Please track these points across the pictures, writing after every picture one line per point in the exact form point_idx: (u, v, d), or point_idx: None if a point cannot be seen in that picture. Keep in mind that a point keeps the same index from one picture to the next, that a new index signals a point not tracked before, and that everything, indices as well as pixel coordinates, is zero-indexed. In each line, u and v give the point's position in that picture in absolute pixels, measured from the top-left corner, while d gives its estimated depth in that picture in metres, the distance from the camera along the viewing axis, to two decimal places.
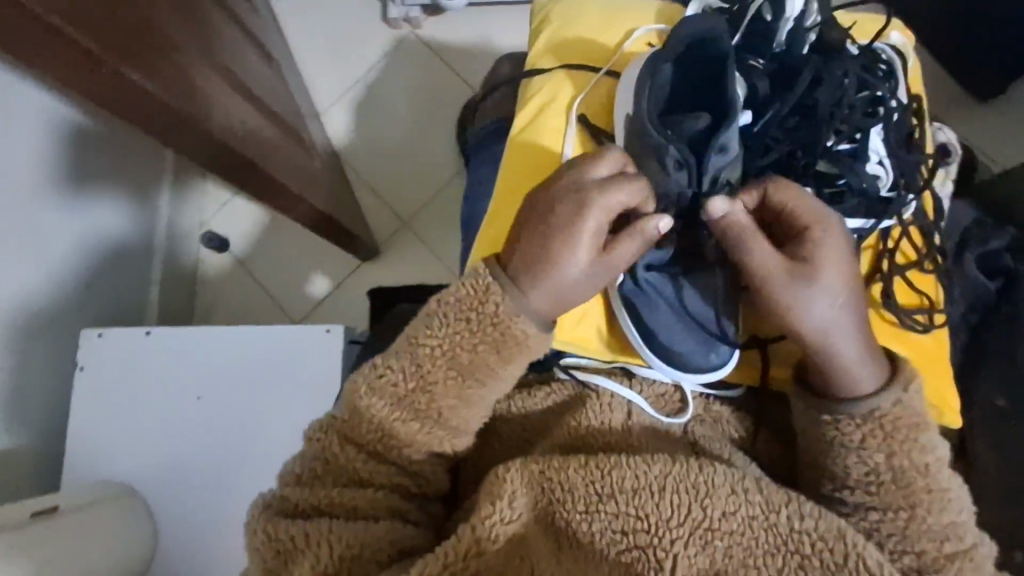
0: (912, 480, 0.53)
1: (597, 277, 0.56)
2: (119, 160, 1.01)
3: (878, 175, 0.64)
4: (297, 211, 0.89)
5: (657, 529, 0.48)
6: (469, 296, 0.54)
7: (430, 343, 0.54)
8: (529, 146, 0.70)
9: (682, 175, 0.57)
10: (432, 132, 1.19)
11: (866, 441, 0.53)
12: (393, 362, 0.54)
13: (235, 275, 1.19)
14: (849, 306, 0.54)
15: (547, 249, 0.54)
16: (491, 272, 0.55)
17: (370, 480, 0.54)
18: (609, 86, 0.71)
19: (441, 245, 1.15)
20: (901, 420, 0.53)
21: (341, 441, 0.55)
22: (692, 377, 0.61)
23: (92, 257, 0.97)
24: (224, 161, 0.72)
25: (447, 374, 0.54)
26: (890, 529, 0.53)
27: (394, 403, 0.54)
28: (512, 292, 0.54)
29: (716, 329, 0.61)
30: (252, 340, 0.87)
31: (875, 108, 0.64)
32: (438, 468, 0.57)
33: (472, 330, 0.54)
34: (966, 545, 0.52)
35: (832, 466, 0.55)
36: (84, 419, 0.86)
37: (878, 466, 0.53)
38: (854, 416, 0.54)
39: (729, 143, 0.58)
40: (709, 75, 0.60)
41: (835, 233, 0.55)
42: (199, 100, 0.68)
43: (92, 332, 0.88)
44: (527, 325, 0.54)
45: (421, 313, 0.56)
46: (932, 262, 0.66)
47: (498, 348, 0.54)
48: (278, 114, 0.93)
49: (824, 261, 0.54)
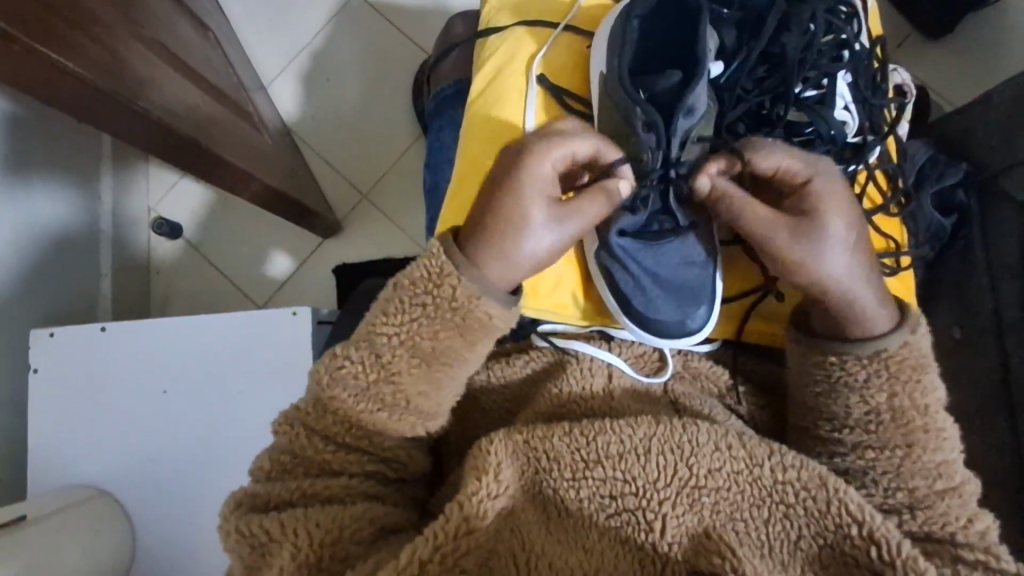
0: (911, 418, 0.53)
1: (556, 234, 0.54)
2: (54, 149, 0.95)
3: (844, 121, 0.63)
4: (251, 189, 0.85)
5: (645, 493, 0.48)
6: (424, 280, 0.52)
7: (388, 330, 0.52)
8: (490, 112, 0.67)
9: (650, 136, 0.56)
10: (388, 101, 1.14)
11: (871, 379, 0.54)
12: (353, 352, 0.52)
13: (190, 260, 1.14)
14: (852, 250, 0.54)
15: (500, 210, 0.52)
16: (445, 250, 0.52)
17: (343, 469, 0.53)
18: (569, 42, 0.69)
19: (404, 216, 1.12)
20: (905, 361, 0.53)
21: (309, 434, 0.53)
22: (670, 343, 0.60)
23: (37, 250, 0.91)
24: (166, 144, 0.68)
25: (410, 363, 0.52)
26: (885, 466, 0.53)
27: (358, 394, 0.52)
28: (471, 269, 0.52)
29: (690, 292, 0.61)
30: (211, 329, 0.83)
31: (842, 53, 0.63)
32: (416, 452, 0.56)
33: (432, 316, 0.52)
34: (955, 482, 0.53)
35: (833, 406, 0.55)
36: (45, 418, 0.83)
37: (880, 405, 0.53)
38: (861, 357, 0.54)
39: (694, 105, 0.56)
40: (677, 35, 0.59)
41: (832, 182, 0.55)
42: (129, 80, 0.63)
43: (42, 332, 0.83)
44: (489, 304, 0.52)
45: (380, 299, 0.53)
46: (897, 206, 0.67)
47: (462, 333, 0.52)
48: (220, 89, 0.88)
49: (822, 213, 0.54)
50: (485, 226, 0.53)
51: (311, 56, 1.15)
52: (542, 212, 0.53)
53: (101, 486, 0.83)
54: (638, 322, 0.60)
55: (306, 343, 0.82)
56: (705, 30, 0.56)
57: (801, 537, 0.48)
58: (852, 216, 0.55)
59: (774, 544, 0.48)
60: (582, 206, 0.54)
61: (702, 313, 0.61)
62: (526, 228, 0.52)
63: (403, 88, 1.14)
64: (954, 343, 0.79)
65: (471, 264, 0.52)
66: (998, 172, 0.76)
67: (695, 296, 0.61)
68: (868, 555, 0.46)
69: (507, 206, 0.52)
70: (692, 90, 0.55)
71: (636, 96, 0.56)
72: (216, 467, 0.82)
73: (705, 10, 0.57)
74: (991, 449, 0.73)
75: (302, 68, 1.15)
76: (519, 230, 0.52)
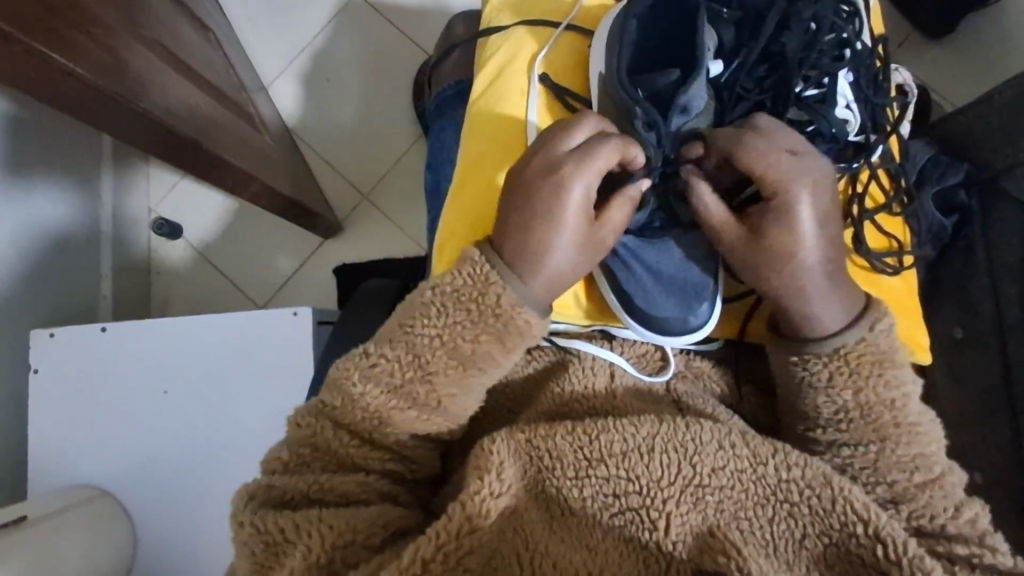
0: (879, 414, 0.53)
1: (594, 245, 0.55)
2: (54, 150, 0.95)
3: (846, 120, 0.63)
4: (252, 190, 0.85)
5: (648, 491, 0.48)
6: (468, 285, 0.52)
7: (430, 332, 0.52)
8: (492, 110, 0.67)
9: (651, 135, 0.57)
10: (388, 101, 1.14)
11: (834, 378, 0.53)
12: (387, 351, 0.52)
13: (190, 261, 1.14)
14: (814, 253, 0.52)
15: (542, 226, 0.52)
16: (491, 263, 0.53)
17: (363, 465, 0.53)
18: (571, 42, 0.69)
19: (406, 217, 1.12)
20: (865, 357, 0.53)
21: (332, 427, 0.53)
22: (670, 339, 0.60)
23: (38, 250, 0.91)
24: (166, 144, 0.68)
25: (449, 364, 0.52)
26: (862, 463, 0.53)
27: (391, 391, 0.52)
28: (513, 281, 0.52)
29: (693, 288, 0.60)
30: (212, 329, 0.83)
31: (843, 52, 0.63)
32: (432, 452, 0.56)
33: (474, 319, 0.52)
34: (935, 474, 0.52)
35: (803, 406, 0.55)
36: (44, 420, 0.83)
37: (847, 404, 0.53)
38: (821, 356, 0.54)
39: (691, 102, 0.57)
40: (676, 34, 0.60)
41: (802, 185, 0.52)
42: (129, 79, 0.63)
43: (42, 333, 0.82)
44: (529, 314, 0.53)
45: (417, 300, 0.54)
46: (900, 205, 0.67)
47: (501, 338, 0.53)
48: (220, 89, 0.88)
49: (783, 216, 0.52)
50: (528, 238, 0.52)
51: (311, 57, 1.15)
52: (581, 227, 0.53)
53: (101, 487, 0.83)
54: (641, 321, 0.60)
55: (307, 343, 0.82)
56: (703, 27, 0.56)
57: (806, 536, 0.48)
58: (822, 216, 0.52)
59: (779, 543, 0.48)
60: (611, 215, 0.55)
61: (704, 310, 0.60)
62: (568, 244, 0.53)
63: (403, 88, 1.14)
64: (955, 343, 0.79)
65: (512, 275, 0.52)
66: (998, 172, 0.75)
67: (698, 292, 0.60)
68: (873, 554, 0.46)
69: (552, 222, 0.52)
70: (687, 89, 0.55)
71: (636, 96, 0.56)
72: (217, 467, 0.82)
73: (702, 10, 0.57)
74: (993, 449, 0.73)
75: (302, 69, 1.15)
76: (562, 243, 0.53)
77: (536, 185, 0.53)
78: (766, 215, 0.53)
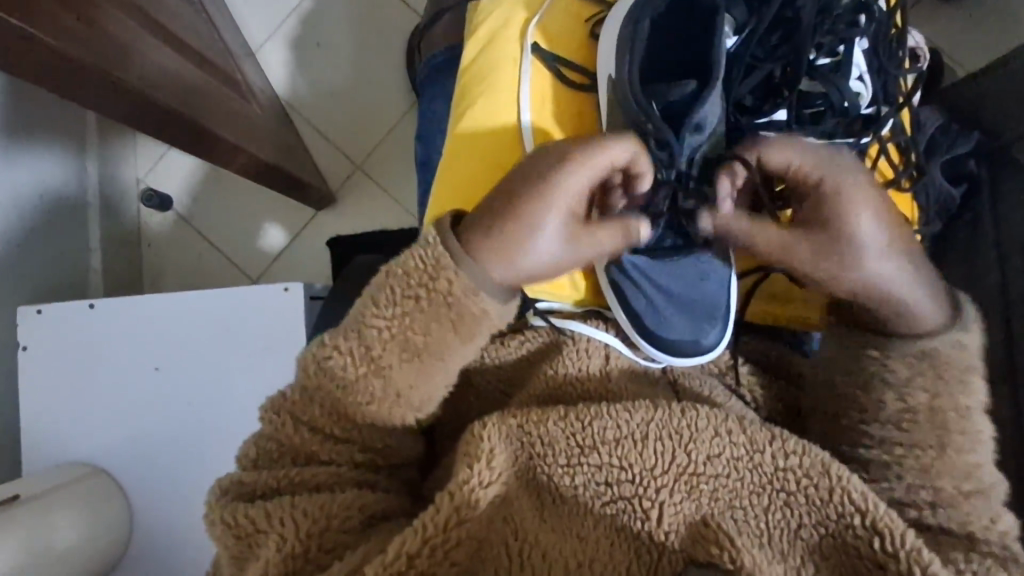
0: (949, 420, 0.50)
1: (564, 248, 0.50)
2: (41, 120, 0.93)
3: (858, 92, 0.60)
4: (239, 162, 0.82)
5: (641, 480, 0.47)
6: (419, 269, 0.49)
7: (380, 323, 0.50)
8: (483, 79, 0.64)
9: (662, 153, 0.54)
10: (380, 68, 1.10)
11: (913, 378, 0.51)
12: (341, 342, 0.50)
13: (179, 233, 1.12)
14: (889, 254, 0.50)
15: (509, 212, 0.49)
16: (445, 241, 0.50)
17: (331, 459, 0.52)
18: (568, 7, 0.65)
19: (398, 190, 1.09)
20: (949, 362, 0.51)
21: (294, 422, 0.51)
22: (679, 360, 0.57)
23: (27, 223, 0.89)
24: (147, 115, 0.66)
25: (401, 356, 0.50)
26: (912, 464, 0.51)
27: (349, 389, 0.50)
28: (472, 263, 0.49)
29: (701, 312, 0.58)
30: (200, 306, 0.81)
31: (860, 16, 0.59)
32: (406, 438, 0.55)
33: (424, 308, 0.50)
34: (984, 486, 0.50)
35: (866, 397, 0.53)
36: (34, 397, 0.82)
37: (918, 404, 0.51)
38: (905, 355, 0.52)
39: (705, 121, 0.54)
40: (692, 33, 0.56)
41: (853, 189, 0.49)
42: (103, 46, 0.60)
43: (30, 309, 0.81)
44: (486, 301, 0.50)
45: (370, 287, 0.51)
46: (910, 180, 0.65)
47: (456, 327, 0.50)
48: (206, 56, 0.85)
49: (849, 212, 0.49)
50: (490, 218, 0.49)
51: (301, 21, 1.10)
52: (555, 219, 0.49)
53: (94, 464, 0.82)
54: (645, 339, 0.57)
55: (297, 319, 0.80)
56: (722, 35, 0.53)
57: (802, 526, 0.47)
58: (881, 206, 0.50)
59: (773, 533, 0.47)
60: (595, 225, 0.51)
61: (712, 335, 0.58)
62: (536, 238, 0.49)
63: (395, 53, 1.10)
64: None
65: (468, 256, 0.49)
66: (1011, 142, 0.73)
67: (705, 317, 0.58)
68: (870, 546, 0.45)
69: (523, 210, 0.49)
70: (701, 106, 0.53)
71: (649, 110, 0.54)
72: (208, 446, 0.81)
73: (723, 16, 0.54)
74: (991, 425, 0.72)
75: (292, 33, 1.10)
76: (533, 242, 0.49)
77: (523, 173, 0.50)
78: (828, 214, 0.49)
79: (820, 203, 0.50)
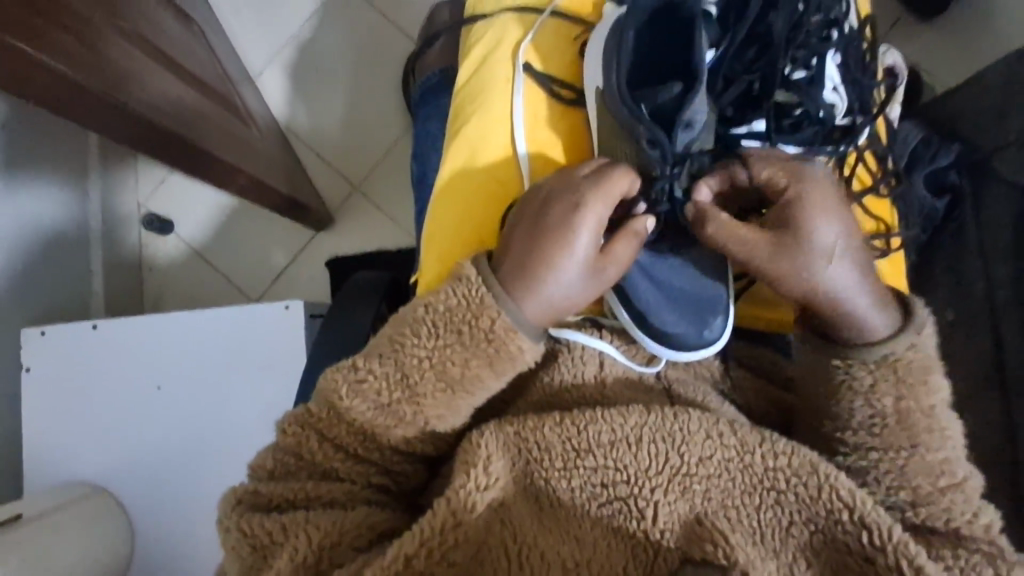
0: (915, 421, 0.52)
1: (591, 280, 0.53)
2: (45, 149, 0.95)
3: (833, 103, 0.63)
4: (238, 183, 0.84)
5: (636, 481, 0.48)
6: (462, 306, 0.52)
7: (420, 353, 0.51)
8: (478, 96, 0.67)
9: (654, 152, 0.55)
10: (376, 90, 1.13)
11: (876, 385, 0.52)
12: (375, 366, 0.51)
13: (181, 255, 1.13)
14: (846, 253, 0.52)
15: (541, 253, 0.51)
16: (484, 279, 0.52)
17: (348, 476, 0.53)
18: (557, 28, 0.68)
19: (394, 207, 1.12)
20: (912, 364, 0.52)
21: (318, 438, 0.53)
22: (688, 355, 0.58)
23: (31, 248, 0.91)
24: (150, 139, 0.68)
25: (436, 386, 0.52)
26: (887, 466, 0.52)
27: (377, 408, 0.51)
28: (508, 301, 0.51)
29: (704, 305, 0.59)
30: (202, 324, 0.82)
31: (831, 32, 0.62)
32: (419, 466, 0.56)
33: (466, 344, 0.51)
34: (958, 478, 0.51)
35: (836, 407, 0.54)
36: (36, 419, 0.83)
37: (885, 409, 0.52)
38: (866, 362, 0.53)
39: (695, 118, 0.55)
40: (675, 45, 0.58)
41: (812, 193, 0.52)
42: (108, 74, 0.62)
43: (33, 331, 0.82)
44: (523, 340, 0.52)
45: (409, 318, 0.53)
46: (888, 186, 0.67)
47: (491, 362, 0.52)
48: (206, 82, 0.88)
49: (808, 217, 0.51)
50: (524, 259, 0.52)
51: (298, 47, 1.13)
52: (579, 252, 0.52)
53: (97, 484, 0.83)
54: (651, 340, 0.58)
55: (300, 336, 0.82)
56: (700, 36, 0.55)
57: (794, 523, 0.48)
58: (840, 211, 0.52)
59: (766, 531, 0.48)
60: (616, 250, 0.54)
61: (717, 325, 0.59)
62: (564, 275, 0.52)
63: (390, 77, 1.13)
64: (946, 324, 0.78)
65: (508, 297, 0.52)
66: (986, 152, 0.75)
67: (710, 309, 0.59)
68: (858, 541, 0.47)
69: (554, 249, 0.51)
70: (689, 102, 0.54)
71: (638, 113, 0.55)
72: (211, 463, 0.82)
73: (699, 21, 0.55)
74: (979, 426, 0.73)
75: (288, 59, 1.13)
76: (555, 276, 0.51)
77: (544, 209, 0.53)
78: (789, 219, 0.52)
79: (779, 207, 0.53)
